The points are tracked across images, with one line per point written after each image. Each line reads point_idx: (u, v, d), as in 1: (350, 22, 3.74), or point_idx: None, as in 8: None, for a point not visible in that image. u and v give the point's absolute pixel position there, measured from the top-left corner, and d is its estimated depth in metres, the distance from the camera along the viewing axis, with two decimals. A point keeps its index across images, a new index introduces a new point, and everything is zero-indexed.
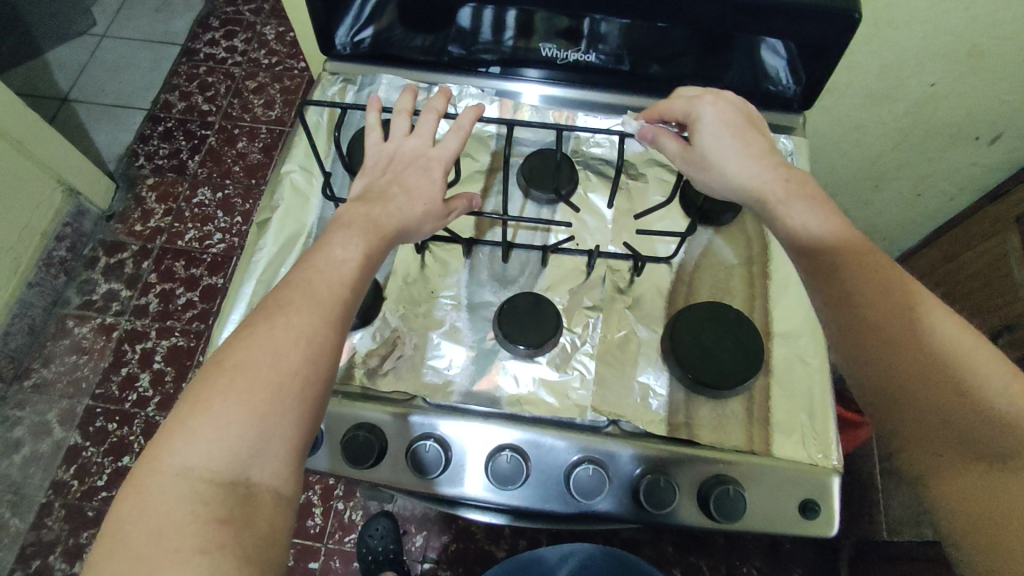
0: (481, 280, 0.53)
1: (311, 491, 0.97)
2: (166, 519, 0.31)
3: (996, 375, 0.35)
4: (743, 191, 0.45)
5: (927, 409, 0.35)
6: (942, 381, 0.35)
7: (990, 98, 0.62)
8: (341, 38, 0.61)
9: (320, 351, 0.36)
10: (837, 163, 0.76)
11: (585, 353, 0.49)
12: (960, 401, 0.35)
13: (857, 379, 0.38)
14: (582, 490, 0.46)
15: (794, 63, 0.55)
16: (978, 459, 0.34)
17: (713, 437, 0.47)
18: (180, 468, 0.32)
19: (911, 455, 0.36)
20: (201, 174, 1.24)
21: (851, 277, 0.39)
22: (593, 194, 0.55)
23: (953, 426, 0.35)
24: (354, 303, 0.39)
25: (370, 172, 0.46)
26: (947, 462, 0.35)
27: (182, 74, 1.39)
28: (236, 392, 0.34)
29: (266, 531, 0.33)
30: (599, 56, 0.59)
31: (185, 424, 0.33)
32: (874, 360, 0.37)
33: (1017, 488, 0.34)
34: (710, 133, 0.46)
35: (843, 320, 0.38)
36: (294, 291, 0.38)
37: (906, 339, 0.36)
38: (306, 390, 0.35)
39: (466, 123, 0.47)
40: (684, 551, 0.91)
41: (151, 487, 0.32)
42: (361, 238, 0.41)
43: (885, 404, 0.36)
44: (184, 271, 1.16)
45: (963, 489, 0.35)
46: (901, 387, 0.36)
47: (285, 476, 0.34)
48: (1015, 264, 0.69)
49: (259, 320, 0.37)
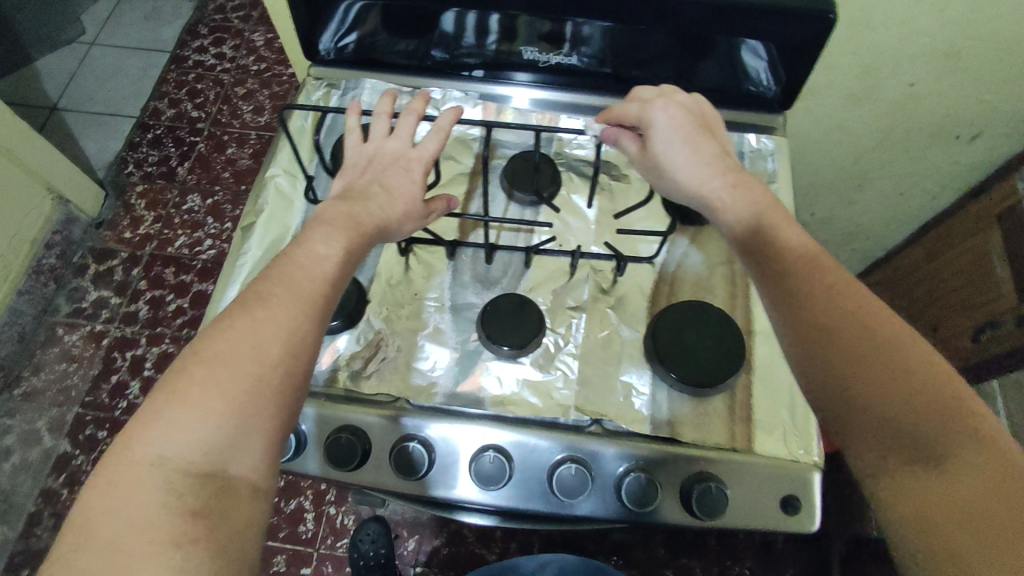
0: (464, 282, 0.53)
1: (302, 496, 0.97)
2: (138, 511, 0.32)
3: (937, 374, 0.36)
4: (693, 196, 0.46)
5: (876, 411, 0.35)
6: (890, 383, 0.35)
7: (968, 98, 0.63)
8: (325, 42, 0.61)
9: (300, 345, 0.37)
10: (821, 162, 0.77)
11: (569, 353, 0.49)
12: (908, 402, 0.35)
13: (812, 388, 0.38)
14: (564, 489, 0.46)
15: (774, 64, 0.56)
16: (922, 457, 0.34)
17: (696, 435, 0.47)
18: (154, 458, 0.32)
19: (862, 462, 0.36)
20: (190, 180, 1.24)
21: (806, 286, 0.40)
22: (575, 195, 0.56)
23: (898, 427, 0.35)
24: (333, 300, 0.40)
25: (349, 172, 0.46)
26: (894, 460, 0.35)
27: (171, 81, 1.38)
28: (216, 382, 0.34)
29: (241, 526, 0.34)
30: (581, 58, 0.59)
31: (161, 413, 0.33)
32: (827, 365, 0.37)
33: (965, 487, 0.33)
34: (661, 139, 0.47)
35: (798, 327, 0.39)
36: (275, 285, 0.38)
37: (857, 344, 0.37)
38: (286, 384, 0.36)
39: (445, 124, 0.48)
40: (677, 553, 0.91)
41: (123, 478, 0.32)
42: (341, 236, 0.41)
43: (839, 410, 0.37)
44: (174, 277, 1.15)
45: (912, 493, 0.34)
46: (851, 391, 0.36)
47: (262, 469, 0.35)
48: (998, 261, 0.71)
49: (240, 312, 0.36)
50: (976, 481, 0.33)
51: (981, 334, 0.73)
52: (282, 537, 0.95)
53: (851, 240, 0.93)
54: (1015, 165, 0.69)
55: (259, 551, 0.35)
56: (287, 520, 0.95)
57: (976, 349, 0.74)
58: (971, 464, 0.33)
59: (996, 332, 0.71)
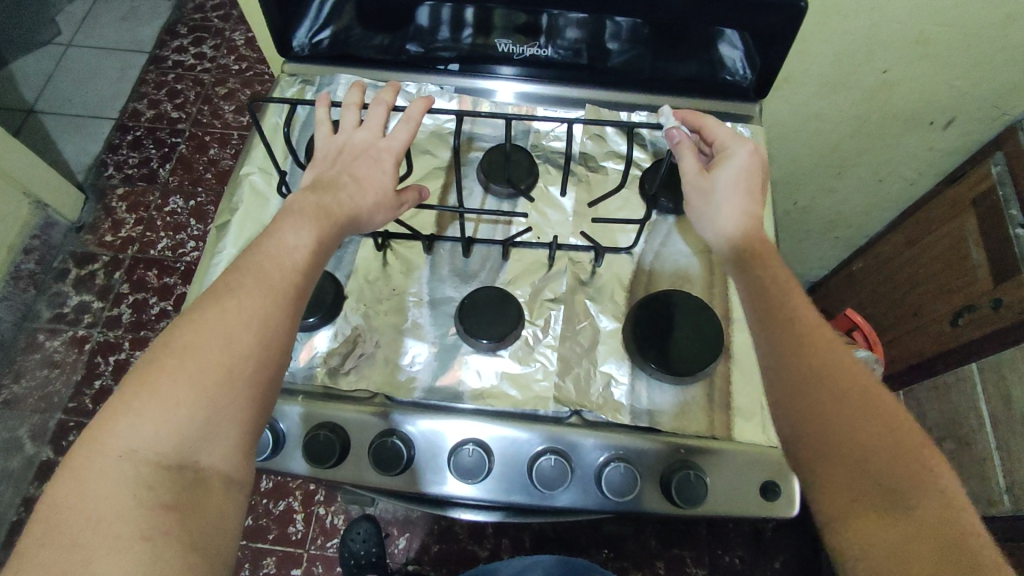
0: (442, 276, 0.53)
1: (292, 497, 0.96)
2: (106, 503, 0.31)
3: (907, 428, 0.36)
4: (721, 230, 0.46)
5: (851, 449, 0.36)
6: (867, 423, 0.36)
7: (940, 84, 0.63)
8: (299, 38, 0.61)
9: (272, 334, 0.36)
10: (799, 152, 0.77)
11: (547, 345, 0.49)
12: (880, 446, 0.36)
13: (790, 419, 0.38)
14: (544, 480, 0.46)
15: (750, 54, 0.56)
16: (891, 503, 0.34)
17: (675, 424, 0.47)
18: (123, 450, 0.32)
19: (830, 502, 0.35)
20: (172, 182, 1.22)
21: (799, 317, 0.40)
22: (552, 187, 0.56)
23: (869, 471, 0.35)
24: (306, 289, 0.39)
25: (319, 164, 0.46)
26: (863, 505, 0.35)
27: (150, 82, 1.36)
28: (186, 373, 0.34)
29: (214, 518, 0.34)
30: (557, 50, 0.59)
31: (131, 404, 0.33)
32: (809, 400, 0.37)
33: (930, 539, 0.33)
34: (728, 173, 0.47)
35: (784, 357, 0.39)
36: (244, 274, 0.37)
37: (842, 381, 0.37)
38: (259, 373, 0.35)
39: (415, 114, 0.48)
40: (668, 543, 0.90)
41: (92, 469, 0.32)
42: (311, 225, 0.41)
43: (817, 443, 0.36)
44: (158, 280, 1.12)
45: (877, 536, 0.34)
46: (831, 426, 0.36)
47: (236, 460, 0.35)
48: (974, 246, 0.72)
49: (210, 302, 0.36)
50: (935, 530, 0.33)
51: (960, 317, 0.74)
52: (271, 538, 0.94)
53: (833, 229, 0.94)
54: (990, 150, 0.70)
55: (234, 541, 0.35)
56: (277, 522, 0.95)
57: (954, 333, 0.75)
58: (931, 514, 0.34)
59: (974, 314, 0.72)
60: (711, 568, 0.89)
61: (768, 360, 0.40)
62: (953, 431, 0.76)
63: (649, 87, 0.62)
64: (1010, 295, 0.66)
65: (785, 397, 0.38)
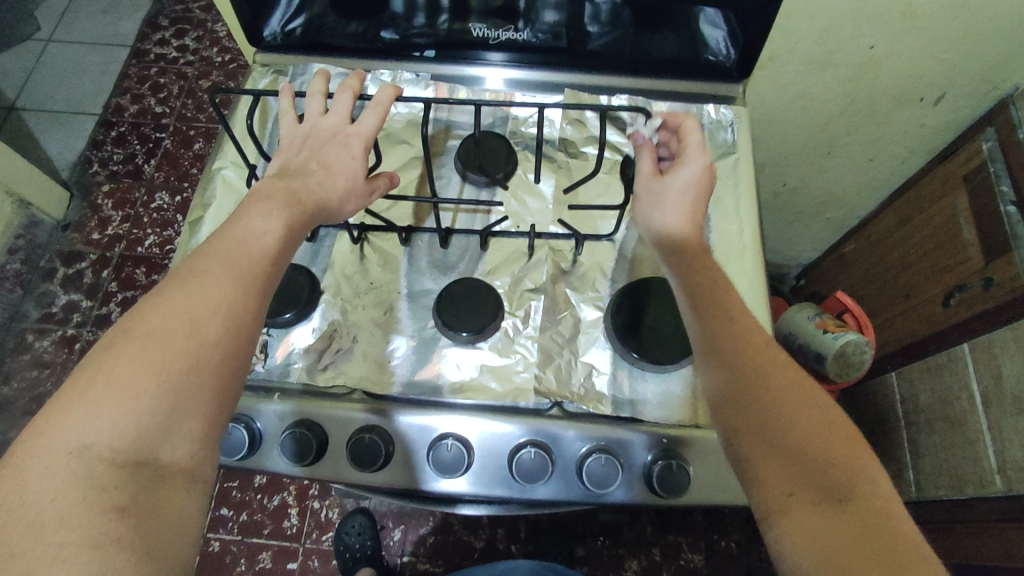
0: (421, 268, 0.52)
1: (286, 492, 0.95)
2: (51, 505, 0.28)
3: (838, 422, 0.35)
4: (658, 232, 0.45)
5: (785, 440, 0.34)
6: (802, 418, 0.35)
7: (928, 59, 0.62)
8: (271, 27, 0.59)
9: (241, 323, 0.35)
10: (787, 133, 0.75)
11: (527, 336, 0.49)
12: (813, 438, 0.34)
13: (726, 411, 0.37)
14: (525, 474, 0.45)
15: (733, 33, 0.54)
16: (825, 497, 0.32)
17: (659, 414, 0.47)
18: (73, 446, 0.29)
19: (766, 495, 0.34)
20: (158, 178, 1.20)
21: (734, 313, 0.40)
22: (531, 175, 0.55)
23: (803, 463, 0.34)
24: (275, 277, 0.38)
25: (285, 152, 0.45)
26: (799, 499, 0.33)
27: (133, 76, 1.34)
28: (147, 361, 0.32)
29: (173, 521, 0.31)
30: (535, 34, 0.58)
31: (85, 395, 0.31)
32: (745, 392, 0.36)
33: (866, 532, 0.31)
34: (671, 182, 0.46)
35: (718, 351, 0.38)
36: (211, 260, 0.36)
37: (776, 374, 0.37)
38: (226, 364, 0.34)
39: (383, 100, 0.47)
40: (663, 530, 0.89)
41: (37, 467, 0.29)
42: (280, 211, 0.39)
43: (752, 433, 0.35)
44: (146, 278, 1.10)
45: (811, 530, 0.32)
46: (765, 416, 0.35)
47: (199, 457, 0.32)
48: (965, 224, 0.71)
49: (173, 288, 0.34)
50: (869, 524, 0.31)
51: (951, 299, 0.74)
52: (266, 533, 0.93)
53: (824, 210, 0.92)
54: (980, 126, 0.68)
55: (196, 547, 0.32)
56: (271, 517, 0.94)
57: (946, 314, 0.75)
58: (863, 509, 0.32)
59: (965, 295, 0.72)
60: (707, 553, 0.88)
61: (702, 356, 0.39)
62: (945, 411, 0.75)
63: (632, 69, 0.61)
64: (1001, 273, 0.66)
65: (720, 390, 0.37)
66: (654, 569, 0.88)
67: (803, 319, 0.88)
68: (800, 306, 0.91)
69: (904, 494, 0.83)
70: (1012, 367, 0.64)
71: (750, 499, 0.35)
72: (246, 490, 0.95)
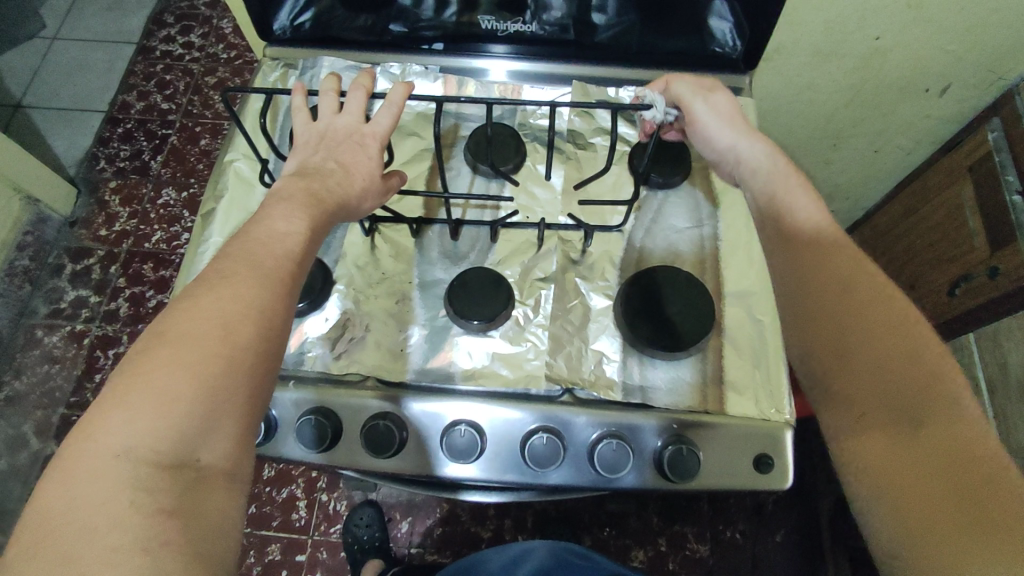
0: (431, 259, 0.52)
1: (294, 484, 0.96)
2: (99, 509, 0.29)
3: (925, 345, 0.34)
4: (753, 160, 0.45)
5: (868, 366, 0.34)
6: (883, 342, 0.34)
7: (935, 49, 0.62)
8: (280, 21, 0.60)
9: (271, 324, 0.35)
10: (794, 125, 0.75)
11: (538, 325, 0.49)
12: (895, 360, 0.34)
13: (803, 336, 0.37)
14: (537, 458, 0.46)
15: (740, 25, 0.55)
16: (903, 419, 0.32)
17: (669, 400, 0.47)
18: (118, 450, 0.30)
19: (837, 417, 0.34)
20: (165, 174, 1.21)
21: (827, 247, 0.39)
22: (540, 166, 0.55)
23: (881, 386, 0.33)
24: (300, 278, 0.38)
25: (302, 150, 0.46)
26: (873, 421, 0.33)
27: (138, 74, 1.35)
28: (182, 365, 0.32)
29: (215, 521, 0.32)
30: (543, 26, 0.58)
31: (125, 399, 0.31)
32: (823, 316, 0.36)
33: (942, 453, 0.31)
34: (711, 105, 0.49)
35: (806, 277, 0.38)
36: (236, 262, 0.36)
37: (868, 301, 0.36)
38: (259, 365, 0.34)
39: (396, 99, 0.48)
40: (670, 520, 0.90)
41: (85, 471, 0.30)
42: (303, 210, 0.40)
43: (830, 358, 0.35)
44: (154, 273, 1.12)
45: (883, 454, 0.32)
46: (846, 341, 0.35)
47: (237, 457, 0.33)
48: (970, 215, 0.72)
49: (203, 292, 0.35)
50: (946, 446, 0.31)
51: (956, 288, 0.75)
52: (275, 525, 0.94)
53: (830, 202, 0.93)
54: (986, 116, 0.68)
55: (238, 544, 0.33)
56: (280, 509, 0.95)
57: (954, 303, 0.75)
58: (943, 433, 0.31)
59: (971, 284, 0.72)
60: (713, 543, 0.89)
61: (786, 278, 0.39)
62: None
63: (639, 62, 0.61)
64: (1006, 263, 0.66)
65: (802, 317, 0.37)
66: (660, 559, 0.89)
67: None
68: None
69: None
70: (1017, 357, 0.65)
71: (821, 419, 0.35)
72: (256, 482, 0.96)
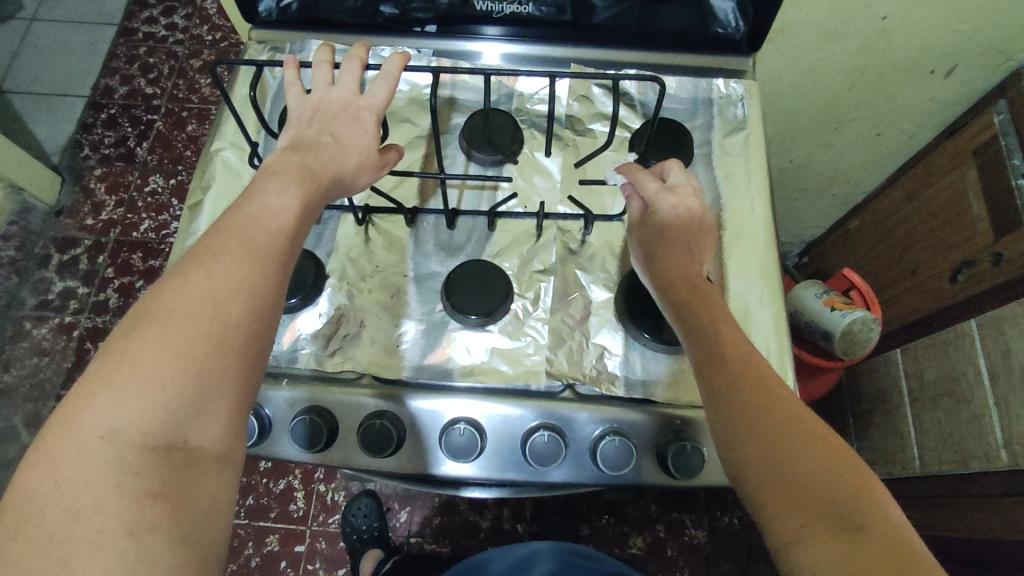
0: (427, 251, 0.51)
1: (290, 476, 0.96)
2: (84, 493, 0.28)
3: (836, 444, 0.34)
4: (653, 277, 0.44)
5: (793, 474, 0.32)
6: (800, 443, 0.33)
7: (943, 29, 0.60)
8: (265, 2, 0.57)
9: (264, 304, 0.34)
10: (797, 106, 0.74)
11: (538, 318, 0.48)
12: (816, 461, 0.33)
13: (727, 448, 0.35)
14: (537, 456, 0.45)
15: (743, 4, 0.53)
16: (835, 522, 0.31)
17: (669, 396, 0.46)
18: (104, 431, 0.29)
19: (778, 532, 0.32)
20: (151, 161, 1.18)
21: (718, 320, 0.40)
22: (538, 153, 0.54)
23: (807, 490, 0.32)
24: (293, 255, 0.37)
25: (295, 125, 0.44)
26: (810, 530, 0.31)
27: (121, 57, 1.31)
28: (170, 345, 0.31)
29: (206, 505, 0.31)
30: (539, 7, 0.56)
31: (110, 379, 0.30)
32: (745, 423, 0.35)
33: (878, 555, 0.29)
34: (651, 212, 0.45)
35: (721, 379, 0.37)
36: (228, 239, 0.35)
37: (780, 401, 0.35)
38: (249, 347, 0.33)
39: (392, 70, 0.46)
40: (668, 508, 0.90)
41: (69, 453, 0.28)
42: (295, 187, 0.38)
43: (756, 467, 0.34)
44: (143, 263, 1.10)
45: (825, 563, 0.29)
46: (770, 447, 0.34)
47: (227, 441, 0.32)
48: (974, 200, 0.71)
49: (193, 267, 0.33)
50: (880, 548, 0.29)
51: (959, 274, 0.74)
52: (273, 517, 0.94)
53: (831, 185, 0.91)
54: (993, 98, 0.67)
55: (229, 530, 0.32)
56: (277, 500, 0.94)
57: (954, 290, 0.75)
58: (874, 534, 0.30)
59: (974, 270, 0.71)
60: (711, 530, 0.89)
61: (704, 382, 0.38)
62: (951, 387, 0.75)
63: (637, 44, 0.59)
64: (1011, 249, 0.65)
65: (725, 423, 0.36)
66: (658, 546, 0.89)
67: (810, 298, 0.87)
68: (806, 283, 0.89)
69: (908, 467, 0.83)
70: (1020, 343, 0.64)
71: (750, 508, 0.34)
72: (252, 474, 0.95)
